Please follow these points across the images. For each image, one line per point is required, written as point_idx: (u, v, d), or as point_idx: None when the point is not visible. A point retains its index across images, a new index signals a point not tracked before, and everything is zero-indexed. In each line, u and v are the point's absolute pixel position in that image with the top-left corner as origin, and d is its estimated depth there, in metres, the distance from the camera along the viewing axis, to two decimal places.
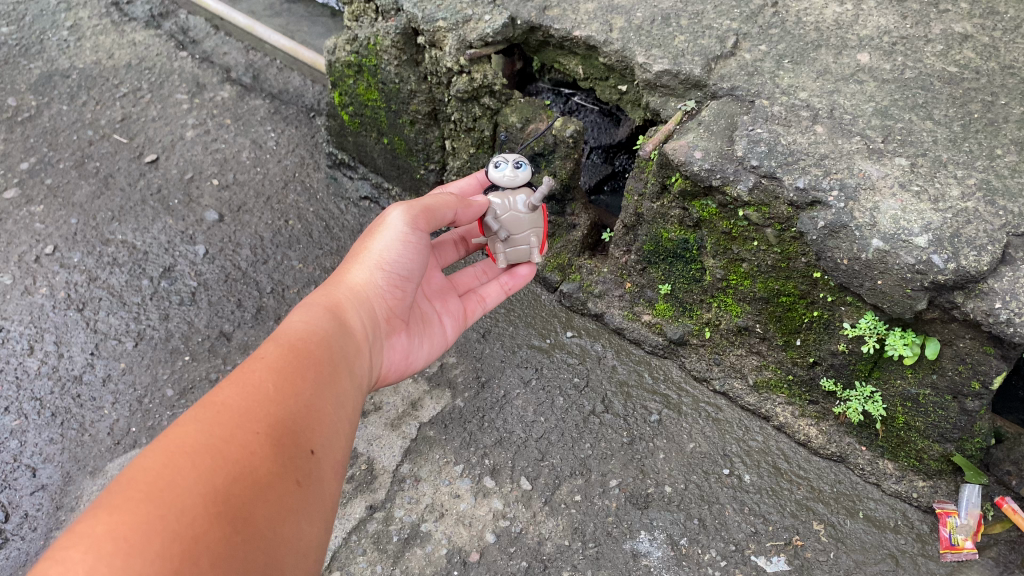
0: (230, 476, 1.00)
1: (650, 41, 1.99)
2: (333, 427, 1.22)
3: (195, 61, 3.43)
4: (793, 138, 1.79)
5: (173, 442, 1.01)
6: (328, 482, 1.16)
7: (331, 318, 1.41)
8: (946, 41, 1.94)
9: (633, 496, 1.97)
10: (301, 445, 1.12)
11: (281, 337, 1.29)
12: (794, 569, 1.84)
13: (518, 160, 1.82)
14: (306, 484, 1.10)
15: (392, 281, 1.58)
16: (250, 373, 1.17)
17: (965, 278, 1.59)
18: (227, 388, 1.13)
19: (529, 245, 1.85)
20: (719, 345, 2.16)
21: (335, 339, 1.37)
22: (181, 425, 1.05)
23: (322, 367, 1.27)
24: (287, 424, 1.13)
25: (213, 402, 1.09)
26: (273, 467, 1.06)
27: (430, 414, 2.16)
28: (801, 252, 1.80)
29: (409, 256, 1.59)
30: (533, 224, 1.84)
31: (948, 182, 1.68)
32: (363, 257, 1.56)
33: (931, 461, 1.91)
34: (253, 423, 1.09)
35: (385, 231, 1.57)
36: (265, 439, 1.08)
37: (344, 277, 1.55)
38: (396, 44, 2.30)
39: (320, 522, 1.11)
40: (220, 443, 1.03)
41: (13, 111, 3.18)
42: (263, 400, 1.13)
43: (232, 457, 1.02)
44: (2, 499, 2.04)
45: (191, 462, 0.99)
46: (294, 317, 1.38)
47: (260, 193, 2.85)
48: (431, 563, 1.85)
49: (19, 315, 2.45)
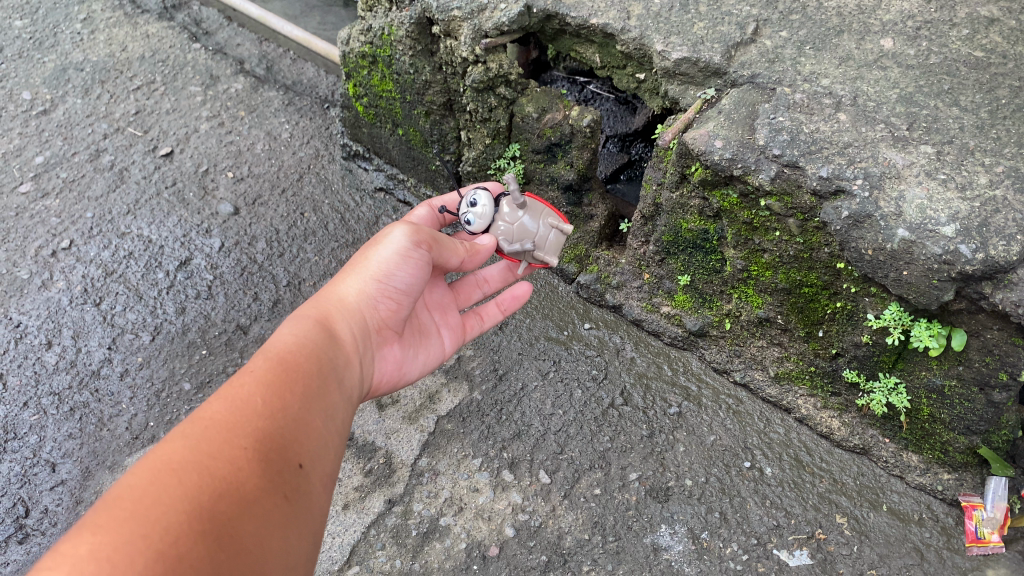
0: (216, 493, 0.99)
1: (670, 29, 1.96)
2: (323, 440, 1.21)
3: (208, 52, 3.42)
4: (816, 126, 1.76)
5: (159, 460, 1.01)
6: (317, 495, 1.15)
7: (322, 331, 1.40)
8: (971, 26, 1.89)
9: (653, 489, 1.95)
10: (289, 459, 1.12)
11: (271, 350, 1.28)
12: (816, 563, 1.81)
13: (470, 197, 1.73)
14: (294, 498, 1.09)
15: (388, 294, 1.55)
16: (239, 387, 1.17)
17: (993, 268, 1.56)
18: (217, 403, 1.12)
19: (553, 233, 1.78)
20: (739, 336, 2.13)
21: (326, 352, 1.36)
22: (168, 441, 1.05)
23: (311, 380, 1.26)
24: (275, 438, 1.12)
25: (202, 417, 1.09)
26: (261, 482, 1.05)
27: (448, 407, 2.15)
28: (824, 242, 1.78)
29: (408, 271, 1.55)
30: (539, 214, 1.79)
31: (976, 169, 1.65)
32: (360, 269, 1.54)
33: (957, 454, 1.88)
34: (241, 438, 1.08)
35: (384, 245, 1.53)
36: (252, 454, 1.07)
37: (338, 289, 1.53)
38: (411, 34, 2.27)
39: (309, 535, 1.11)
40: (207, 460, 1.02)
41: (28, 104, 3.18)
42: (251, 413, 1.12)
43: (219, 474, 1.01)
44: (22, 494, 2.05)
45: (177, 480, 0.98)
46: (285, 329, 1.36)
47: (275, 185, 2.85)
48: (450, 557, 1.83)
49: (35, 310, 2.45)
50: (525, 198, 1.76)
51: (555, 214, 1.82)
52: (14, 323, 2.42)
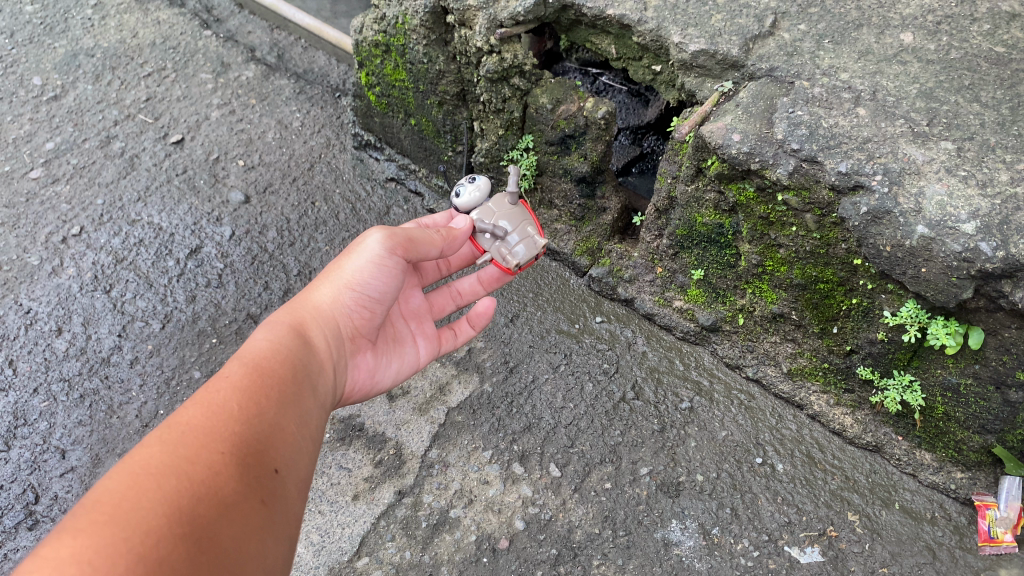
0: (195, 496, 0.99)
1: (687, 20, 1.94)
2: (297, 446, 1.21)
3: (219, 40, 3.40)
4: (835, 120, 1.74)
5: (137, 463, 1.00)
6: (293, 501, 1.15)
7: (295, 337, 1.39)
8: (993, 20, 1.86)
9: (664, 484, 1.94)
10: (265, 464, 1.12)
11: (246, 356, 1.28)
12: (828, 560, 1.81)
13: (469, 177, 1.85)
14: (271, 503, 1.09)
15: (361, 302, 1.55)
16: (214, 393, 1.16)
17: (1014, 267, 1.54)
18: (191, 408, 1.12)
19: (527, 241, 1.78)
20: (752, 331, 2.12)
21: (300, 357, 1.36)
22: (145, 446, 1.04)
23: (285, 387, 1.26)
24: (252, 443, 1.12)
25: (177, 423, 1.08)
26: (237, 486, 1.05)
27: (458, 399, 2.14)
28: (842, 238, 1.76)
29: (382, 280, 1.54)
30: (523, 220, 1.81)
31: (996, 166, 1.63)
32: (334, 277, 1.53)
33: (971, 452, 1.87)
34: (217, 442, 1.08)
35: (360, 253, 1.53)
36: (230, 458, 1.07)
37: (312, 296, 1.53)
38: (425, 23, 2.25)
39: (286, 541, 1.11)
40: (185, 463, 1.02)
41: (38, 90, 3.17)
42: (226, 418, 1.12)
43: (197, 477, 1.01)
44: (32, 480, 2.04)
45: (155, 484, 0.98)
46: (257, 336, 1.36)
47: (286, 174, 2.84)
48: (460, 550, 1.83)
49: (46, 296, 2.45)
50: (515, 196, 1.83)
51: (537, 228, 1.82)
52: (24, 309, 2.42)
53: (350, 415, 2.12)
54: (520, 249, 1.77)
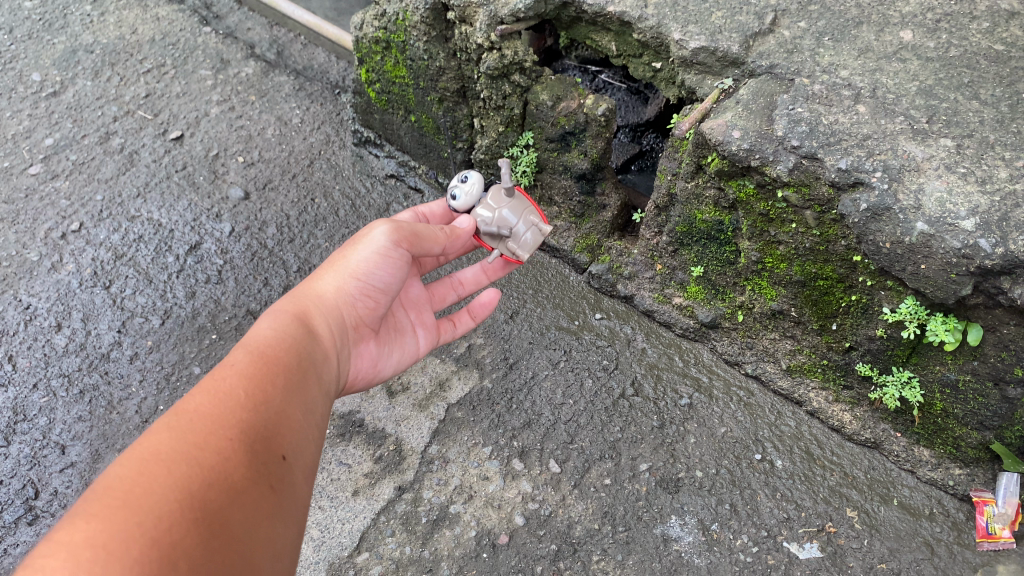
0: (206, 482, 0.99)
1: (687, 17, 1.94)
2: (304, 433, 1.21)
3: (218, 36, 3.40)
4: (836, 117, 1.74)
5: (147, 450, 1.00)
6: (300, 487, 1.16)
7: (299, 326, 1.40)
8: (992, 19, 1.87)
9: (663, 480, 1.95)
10: (272, 450, 1.12)
11: (252, 344, 1.28)
12: (827, 556, 1.81)
13: (460, 175, 1.77)
14: (280, 489, 1.10)
15: (365, 291, 1.55)
16: (221, 381, 1.16)
17: (1013, 263, 1.55)
18: (198, 395, 1.12)
19: (532, 232, 1.78)
20: (752, 328, 2.13)
21: (304, 346, 1.36)
22: (153, 433, 1.05)
23: (292, 374, 1.26)
24: (260, 430, 1.12)
25: (186, 409, 1.09)
26: (247, 472, 1.05)
27: (458, 395, 2.15)
28: (841, 235, 1.77)
29: (386, 271, 1.55)
30: (524, 209, 1.78)
31: (995, 163, 1.64)
32: (339, 266, 1.53)
33: (969, 449, 1.87)
34: (226, 429, 1.08)
35: (366, 244, 1.53)
36: (239, 445, 1.07)
37: (316, 285, 1.53)
38: (426, 20, 2.26)
39: (294, 526, 1.11)
40: (195, 450, 1.02)
41: (38, 85, 3.17)
42: (234, 405, 1.12)
43: (208, 463, 1.02)
44: (32, 475, 2.05)
45: (166, 470, 0.98)
46: (262, 323, 1.36)
47: (286, 170, 2.84)
48: (460, 545, 1.83)
49: (45, 292, 2.45)
50: (512, 188, 1.76)
51: (538, 213, 1.81)
52: (24, 305, 2.42)
53: (350, 411, 2.12)
54: (528, 242, 1.78)
